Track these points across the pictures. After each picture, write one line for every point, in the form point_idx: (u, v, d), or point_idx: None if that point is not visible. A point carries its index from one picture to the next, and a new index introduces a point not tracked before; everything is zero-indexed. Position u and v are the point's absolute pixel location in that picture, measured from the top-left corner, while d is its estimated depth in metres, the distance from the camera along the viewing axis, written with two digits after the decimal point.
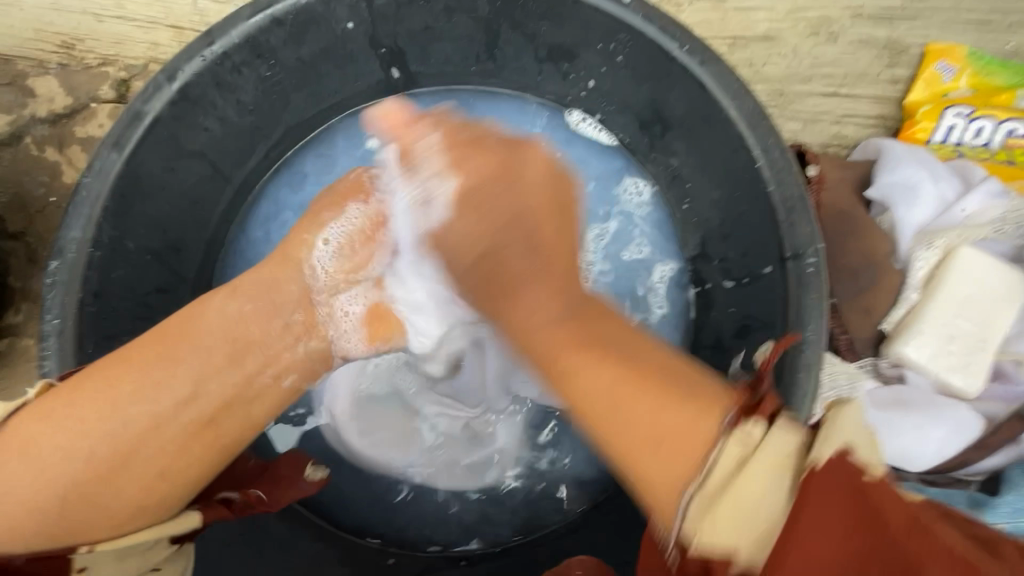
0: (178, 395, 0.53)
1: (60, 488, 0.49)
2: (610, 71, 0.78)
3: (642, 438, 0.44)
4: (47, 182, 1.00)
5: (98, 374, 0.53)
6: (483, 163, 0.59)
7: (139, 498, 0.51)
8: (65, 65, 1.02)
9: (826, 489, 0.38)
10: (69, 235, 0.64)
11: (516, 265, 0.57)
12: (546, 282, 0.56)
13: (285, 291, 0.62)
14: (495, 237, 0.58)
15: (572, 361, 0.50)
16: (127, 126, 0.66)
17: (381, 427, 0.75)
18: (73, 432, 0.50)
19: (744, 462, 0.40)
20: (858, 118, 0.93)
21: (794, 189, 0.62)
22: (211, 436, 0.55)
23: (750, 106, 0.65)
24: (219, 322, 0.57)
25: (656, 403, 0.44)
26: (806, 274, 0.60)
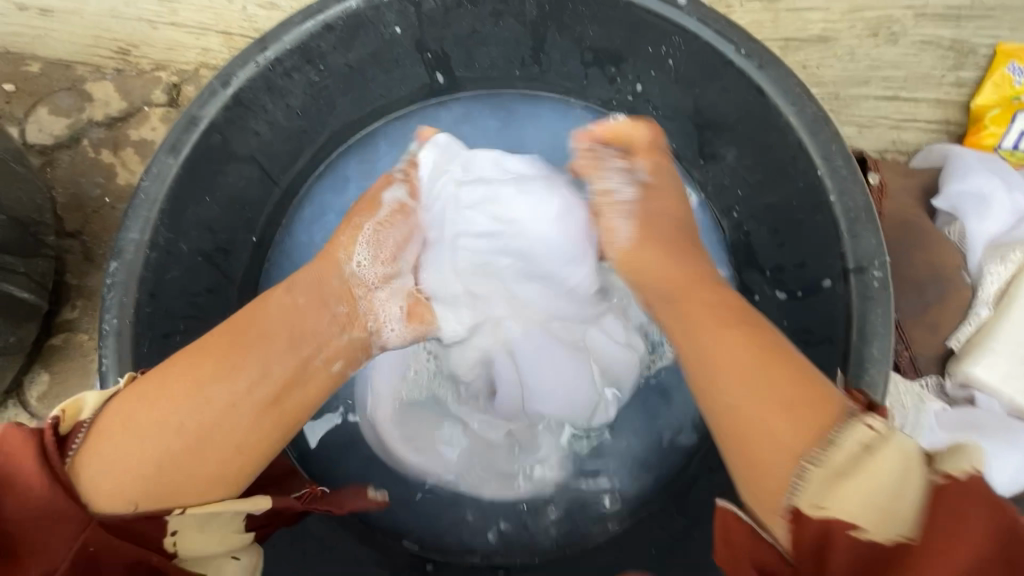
0: (251, 377, 0.55)
1: (157, 457, 0.50)
2: (660, 75, 0.76)
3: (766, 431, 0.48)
4: (103, 183, 1.03)
5: (182, 360, 0.54)
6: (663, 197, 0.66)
7: (220, 469, 0.53)
8: (121, 71, 1.06)
9: (958, 495, 0.41)
10: (128, 236, 0.66)
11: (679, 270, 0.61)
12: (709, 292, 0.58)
13: (328, 285, 0.63)
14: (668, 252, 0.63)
15: (715, 359, 0.53)
16: (183, 131, 0.68)
17: (425, 433, 0.75)
18: (167, 405, 0.52)
19: (870, 445, 0.44)
20: (919, 122, 0.88)
21: (858, 198, 0.59)
22: (283, 408, 0.57)
23: (810, 112, 0.62)
24: (282, 316, 0.59)
25: (779, 408, 0.48)
26: (872, 288, 0.57)
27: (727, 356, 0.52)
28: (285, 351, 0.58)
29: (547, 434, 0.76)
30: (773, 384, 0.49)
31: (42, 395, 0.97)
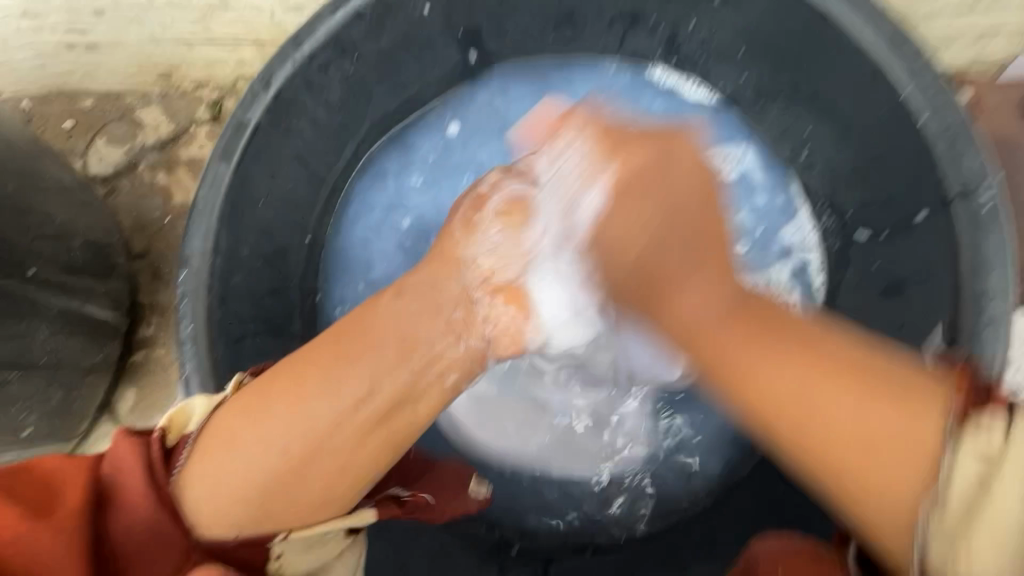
0: (359, 391, 0.51)
1: (262, 479, 0.48)
2: (706, 16, 0.70)
3: (851, 442, 0.45)
4: (162, 204, 1.08)
5: (284, 373, 0.51)
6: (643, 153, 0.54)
7: (324, 491, 0.50)
8: (167, 94, 1.10)
9: None
10: (193, 247, 0.67)
11: (672, 264, 0.52)
12: (708, 275, 0.52)
13: (444, 291, 0.57)
14: (652, 232, 0.53)
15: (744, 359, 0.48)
16: (232, 137, 0.69)
17: (509, 419, 0.75)
18: (272, 426, 0.49)
19: (992, 458, 0.41)
20: (1009, 29, 0.78)
21: (953, 115, 0.53)
22: (388, 429, 0.52)
23: (889, 28, 0.55)
24: (389, 320, 0.54)
25: (859, 399, 0.45)
26: (982, 215, 0.51)
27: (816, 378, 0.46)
28: (398, 360, 0.53)
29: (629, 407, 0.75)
30: (875, 415, 0.45)
31: (132, 409, 1.03)
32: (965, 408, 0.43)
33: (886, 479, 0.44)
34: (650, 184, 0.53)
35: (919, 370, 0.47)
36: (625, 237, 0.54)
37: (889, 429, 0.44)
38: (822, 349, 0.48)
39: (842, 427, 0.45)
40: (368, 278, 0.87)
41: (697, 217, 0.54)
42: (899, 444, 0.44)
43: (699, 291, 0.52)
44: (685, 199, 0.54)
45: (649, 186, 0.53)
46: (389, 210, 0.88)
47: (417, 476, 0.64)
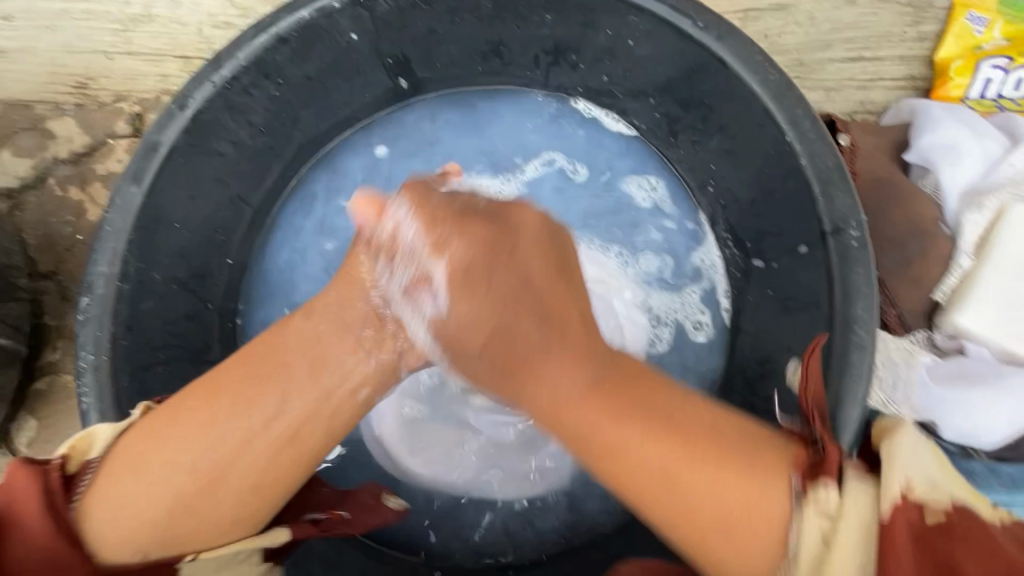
0: (269, 411, 0.51)
1: (169, 500, 0.48)
2: (621, 56, 0.75)
3: (711, 524, 0.44)
4: (73, 222, 1.02)
5: (195, 393, 0.52)
6: (473, 238, 0.51)
7: (234, 510, 0.50)
8: (81, 105, 1.04)
9: (913, 517, 0.41)
10: (98, 270, 0.64)
11: (526, 342, 0.49)
12: (569, 348, 0.49)
13: (353, 309, 0.57)
14: (493, 316, 0.50)
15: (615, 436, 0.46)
16: (144, 159, 0.67)
17: (432, 444, 0.76)
18: (178, 448, 0.49)
19: (828, 537, 0.42)
20: (886, 81, 0.88)
21: (829, 160, 0.59)
22: (297, 446, 0.52)
23: (774, 79, 0.62)
24: (296, 341, 0.54)
25: (725, 476, 0.44)
26: (851, 248, 0.57)
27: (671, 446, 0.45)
28: (308, 380, 0.53)
29: None
30: (717, 484, 0.44)
31: (31, 441, 0.95)
32: (807, 481, 0.43)
33: (733, 553, 0.44)
34: None
35: (768, 440, 0.47)
36: (472, 322, 0.50)
37: (732, 497, 0.44)
38: (688, 431, 0.46)
39: (714, 515, 0.44)
40: (291, 301, 0.85)
41: (536, 289, 0.51)
42: (744, 522, 0.43)
43: (569, 365, 0.48)
44: (519, 285, 0.50)
45: (485, 277, 0.50)
46: (315, 232, 0.87)
47: (336, 498, 0.64)
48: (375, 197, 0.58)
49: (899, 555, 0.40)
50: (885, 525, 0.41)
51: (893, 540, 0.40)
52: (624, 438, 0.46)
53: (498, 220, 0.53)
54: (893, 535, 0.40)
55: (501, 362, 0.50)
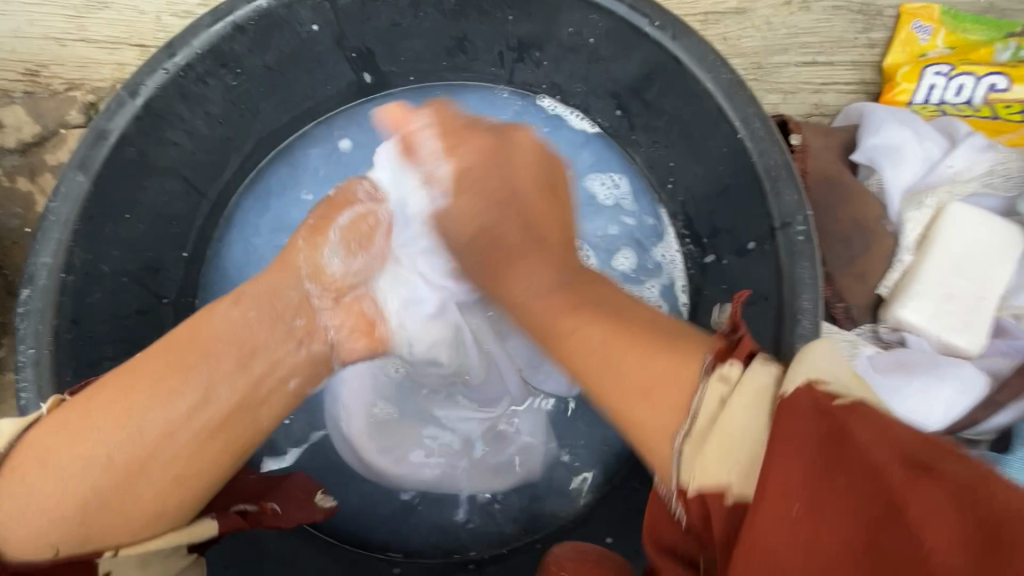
0: (193, 399, 0.50)
1: (85, 494, 0.46)
2: (583, 53, 0.76)
3: (634, 388, 0.43)
4: (22, 214, 0.97)
5: (109, 385, 0.50)
6: (476, 146, 0.64)
7: (155, 506, 0.48)
8: (31, 93, 1.00)
9: (801, 409, 0.35)
10: (39, 261, 0.61)
11: (514, 240, 0.60)
12: (545, 257, 0.58)
13: (283, 297, 0.59)
14: (489, 208, 0.62)
15: (570, 322, 0.50)
16: (91, 146, 0.64)
17: (405, 445, 0.76)
18: (90, 441, 0.47)
19: (726, 399, 0.39)
20: (838, 85, 0.92)
21: (777, 157, 0.61)
22: (226, 434, 0.52)
23: (727, 77, 0.63)
24: (227, 329, 0.54)
25: (642, 356, 0.44)
26: (798, 243, 0.59)
27: (611, 325, 0.48)
28: (234, 370, 0.53)
29: (525, 418, 0.78)
30: (649, 358, 0.44)
31: None
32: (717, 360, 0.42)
33: (650, 419, 0.42)
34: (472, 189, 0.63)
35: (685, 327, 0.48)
36: (471, 211, 0.62)
37: (651, 376, 0.43)
38: (633, 329, 0.47)
39: (629, 384, 0.44)
40: None
41: (524, 201, 0.63)
42: (667, 383, 0.42)
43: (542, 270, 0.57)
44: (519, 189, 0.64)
45: (477, 178, 0.63)
46: (273, 231, 0.86)
47: (263, 488, 0.62)
48: (402, 104, 0.66)
49: (794, 424, 0.35)
50: (778, 414, 0.36)
51: (807, 452, 0.34)
52: (570, 329, 0.50)
53: (500, 136, 0.65)
54: (793, 426, 0.35)
55: (484, 251, 0.62)
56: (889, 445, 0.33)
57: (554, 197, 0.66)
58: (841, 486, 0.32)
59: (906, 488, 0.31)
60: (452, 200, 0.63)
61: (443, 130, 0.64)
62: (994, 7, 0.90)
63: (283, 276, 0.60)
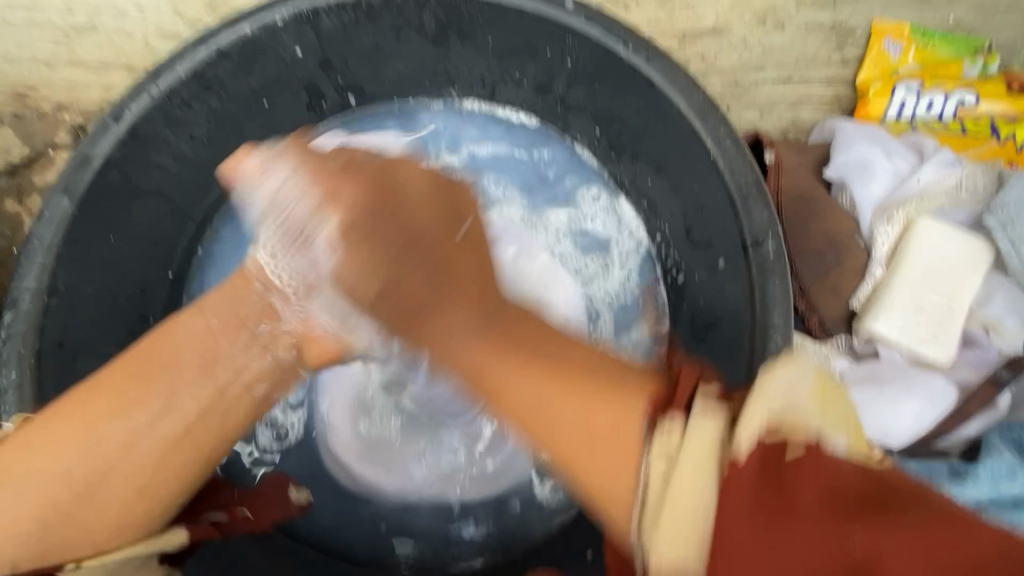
0: (156, 407, 0.50)
1: (43, 510, 0.47)
2: (562, 75, 0.78)
3: (575, 442, 0.39)
4: (9, 234, 0.98)
5: (72, 398, 0.50)
6: (355, 190, 0.49)
7: (116, 521, 0.49)
8: (20, 115, 1.01)
9: (743, 488, 0.34)
10: (24, 285, 0.64)
11: (417, 291, 0.48)
12: (463, 297, 0.47)
13: (243, 303, 0.55)
14: (388, 265, 0.48)
15: (496, 376, 0.42)
16: (76, 172, 0.66)
17: (395, 463, 0.76)
18: (49, 456, 0.47)
19: (674, 457, 0.37)
20: (812, 102, 0.94)
21: (747, 176, 0.64)
22: (193, 443, 0.51)
23: (698, 99, 0.65)
24: (191, 338, 0.53)
25: (579, 405, 0.39)
26: (768, 261, 0.62)
27: (510, 363, 0.42)
28: (196, 377, 0.52)
29: None
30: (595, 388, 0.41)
31: None
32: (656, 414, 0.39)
33: (602, 471, 0.38)
34: (364, 241, 0.48)
35: (621, 372, 0.42)
36: (362, 271, 0.48)
37: (603, 422, 0.38)
38: (566, 373, 0.41)
39: (570, 437, 0.39)
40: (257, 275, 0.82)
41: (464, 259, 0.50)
42: (611, 438, 0.38)
43: (461, 312, 0.46)
44: (419, 230, 0.50)
45: (375, 230, 0.49)
46: None
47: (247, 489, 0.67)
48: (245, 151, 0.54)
49: (741, 489, 0.34)
50: (734, 465, 0.35)
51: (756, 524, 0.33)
52: (506, 380, 0.42)
53: (378, 168, 0.51)
54: (736, 482, 0.35)
55: (396, 308, 0.48)
56: (836, 490, 0.34)
57: (376, 219, 0.49)
58: (785, 543, 0.33)
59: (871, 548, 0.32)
60: (337, 257, 0.49)
61: (308, 179, 0.50)
62: (963, 25, 0.93)
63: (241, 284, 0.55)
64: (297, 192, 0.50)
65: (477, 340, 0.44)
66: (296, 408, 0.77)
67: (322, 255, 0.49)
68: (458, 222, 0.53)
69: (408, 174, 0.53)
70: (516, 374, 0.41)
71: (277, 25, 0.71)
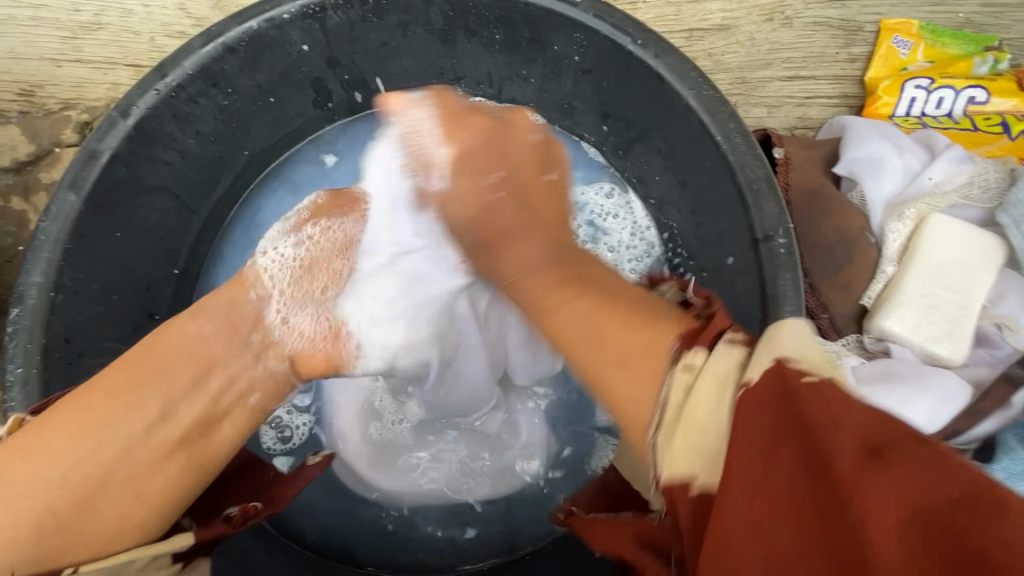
0: (149, 414, 0.52)
1: (39, 515, 0.46)
2: (569, 71, 0.77)
3: (613, 360, 0.42)
4: (15, 232, 0.98)
5: (64, 407, 0.50)
6: (472, 131, 0.59)
7: (108, 528, 0.48)
8: (26, 113, 1.01)
9: (757, 398, 0.34)
10: (29, 279, 0.62)
11: (503, 218, 0.56)
12: (535, 233, 0.56)
13: (240, 309, 0.60)
14: (493, 196, 0.57)
15: (555, 297, 0.50)
16: (82, 167, 0.65)
17: (406, 462, 0.76)
18: (48, 461, 0.47)
19: (691, 388, 0.37)
20: (821, 99, 0.93)
21: (758, 171, 0.62)
22: (191, 448, 0.54)
23: (708, 94, 0.64)
24: (183, 342, 0.56)
25: (623, 328, 0.43)
26: (779, 255, 0.60)
27: (563, 289, 0.50)
28: (192, 385, 0.55)
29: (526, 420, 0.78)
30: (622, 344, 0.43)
31: None
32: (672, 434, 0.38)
33: (625, 392, 0.40)
34: (483, 191, 0.57)
35: (659, 313, 0.45)
36: (466, 202, 0.57)
37: (631, 341, 0.42)
38: (619, 307, 0.46)
39: (627, 347, 0.42)
40: None
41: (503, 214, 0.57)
42: (643, 355, 0.41)
43: (536, 244, 0.55)
44: (520, 227, 0.56)
45: (485, 156, 0.58)
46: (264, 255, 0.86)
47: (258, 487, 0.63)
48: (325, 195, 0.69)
49: (753, 409, 0.34)
50: (741, 397, 0.34)
51: (760, 447, 0.32)
52: (554, 305, 0.49)
53: (499, 123, 0.61)
54: (750, 402, 0.34)
55: (480, 233, 0.57)
56: (858, 422, 0.30)
57: (504, 134, 0.60)
58: (795, 465, 0.31)
59: (863, 485, 0.29)
60: (452, 180, 0.58)
61: (440, 115, 0.59)
62: (973, 22, 0.92)
63: (237, 291, 0.61)
64: (440, 136, 0.59)
65: (544, 275, 0.52)
66: (308, 410, 0.78)
67: (438, 187, 0.59)
68: (548, 168, 0.62)
69: (524, 132, 0.62)
70: (575, 299, 0.48)
71: (284, 19, 0.69)
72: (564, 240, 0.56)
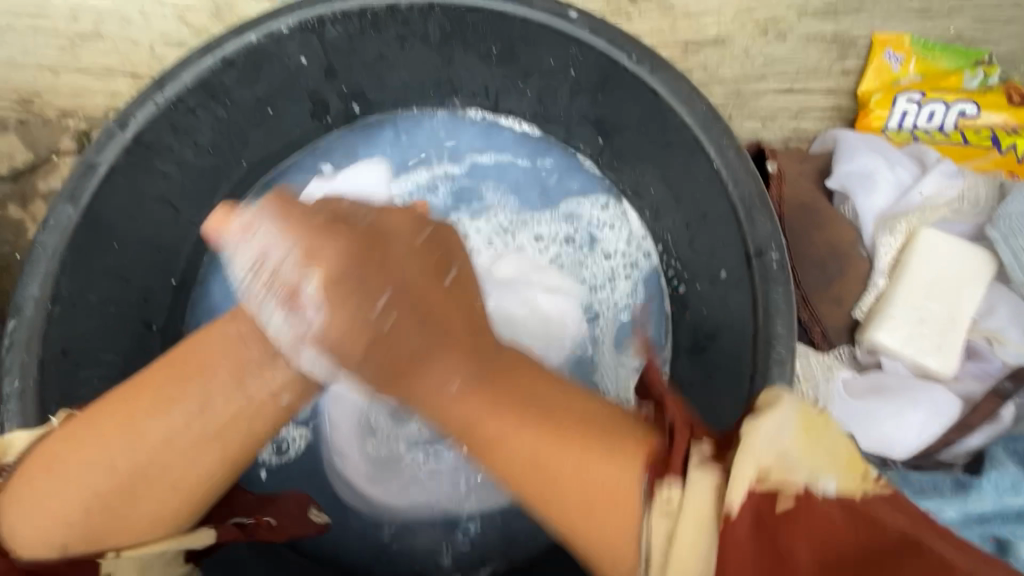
0: (192, 407, 0.48)
1: (85, 500, 0.46)
2: (566, 84, 0.78)
3: (573, 504, 0.40)
4: (13, 240, 0.99)
5: (112, 399, 0.49)
6: (340, 244, 0.48)
7: (158, 511, 0.48)
8: (25, 121, 1.01)
9: (743, 542, 0.36)
10: (27, 292, 0.62)
11: (404, 345, 0.47)
12: (454, 345, 0.47)
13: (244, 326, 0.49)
14: (394, 317, 0.47)
15: (494, 428, 0.43)
16: (81, 179, 0.66)
17: (402, 476, 0.75)
18: (94, 453, 0.47)
19: (682, 494, 0.38)
20: (813, 112, 0.94)
21: (751, 187, 0.63)
22: (225, 443, 0.49)
23: (702, 110, 0.65)
24: (225, 342, 0.50)
25: (581, 459, 0.40)
26: (771, 270, 0.60)
27: (509, 417, 0.43)
28: (230, 383, 0.49)
29: None
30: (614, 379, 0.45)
31: None
32: (655, 477, 0.39)
33: (604, 540, 0.39)
34: (349, 293, 0.47)
35: (616, 427, 0.42)
36: (349, 327, 0.47)
37: (598, 477, 0.40)
38: (564, 430, 0.42)
39: (552, 471, 0.40)
40: None
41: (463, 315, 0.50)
42: (611, 495, 0.39)
43: (449, 359, 0.46)
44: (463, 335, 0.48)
45: (357, 286, 0.47)
46: None
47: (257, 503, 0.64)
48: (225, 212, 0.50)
49: (739, 547, 0.36)
50: (726, 523, 0.36)
51: (750, 565, 0.36)
52: (499, 434, 0.42)
53: (369, 237, 0.49)
54: (732, 538, 0.36)
55: (384, 367, 0.47)
56: (823, 536, 0.36)
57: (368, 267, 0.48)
58: (753, 556, 0.36)
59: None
60: (325, 313, 0.47)
61: (294, 231, 0.48)
62: (964, 36, 0.93)
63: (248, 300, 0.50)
64: (302, 265, 0.47)
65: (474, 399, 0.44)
66: (303, 424, 0.77)
67: (314, 319, 0.47)
68: (425, 228, 0.54)
69: (404, 241, 0.51)
70: (518, 425, 0.42)
71: (283, 32, 0.70)
72: (488, 352, 0.47)
